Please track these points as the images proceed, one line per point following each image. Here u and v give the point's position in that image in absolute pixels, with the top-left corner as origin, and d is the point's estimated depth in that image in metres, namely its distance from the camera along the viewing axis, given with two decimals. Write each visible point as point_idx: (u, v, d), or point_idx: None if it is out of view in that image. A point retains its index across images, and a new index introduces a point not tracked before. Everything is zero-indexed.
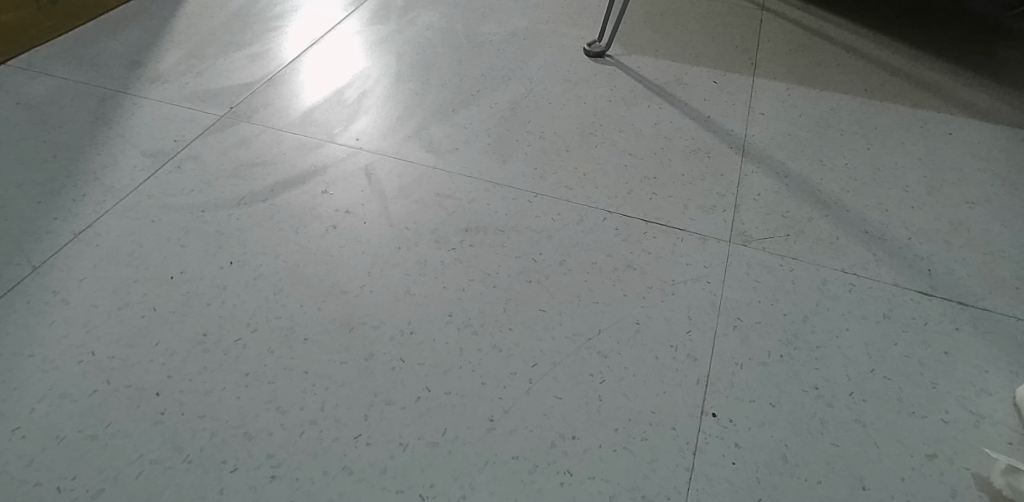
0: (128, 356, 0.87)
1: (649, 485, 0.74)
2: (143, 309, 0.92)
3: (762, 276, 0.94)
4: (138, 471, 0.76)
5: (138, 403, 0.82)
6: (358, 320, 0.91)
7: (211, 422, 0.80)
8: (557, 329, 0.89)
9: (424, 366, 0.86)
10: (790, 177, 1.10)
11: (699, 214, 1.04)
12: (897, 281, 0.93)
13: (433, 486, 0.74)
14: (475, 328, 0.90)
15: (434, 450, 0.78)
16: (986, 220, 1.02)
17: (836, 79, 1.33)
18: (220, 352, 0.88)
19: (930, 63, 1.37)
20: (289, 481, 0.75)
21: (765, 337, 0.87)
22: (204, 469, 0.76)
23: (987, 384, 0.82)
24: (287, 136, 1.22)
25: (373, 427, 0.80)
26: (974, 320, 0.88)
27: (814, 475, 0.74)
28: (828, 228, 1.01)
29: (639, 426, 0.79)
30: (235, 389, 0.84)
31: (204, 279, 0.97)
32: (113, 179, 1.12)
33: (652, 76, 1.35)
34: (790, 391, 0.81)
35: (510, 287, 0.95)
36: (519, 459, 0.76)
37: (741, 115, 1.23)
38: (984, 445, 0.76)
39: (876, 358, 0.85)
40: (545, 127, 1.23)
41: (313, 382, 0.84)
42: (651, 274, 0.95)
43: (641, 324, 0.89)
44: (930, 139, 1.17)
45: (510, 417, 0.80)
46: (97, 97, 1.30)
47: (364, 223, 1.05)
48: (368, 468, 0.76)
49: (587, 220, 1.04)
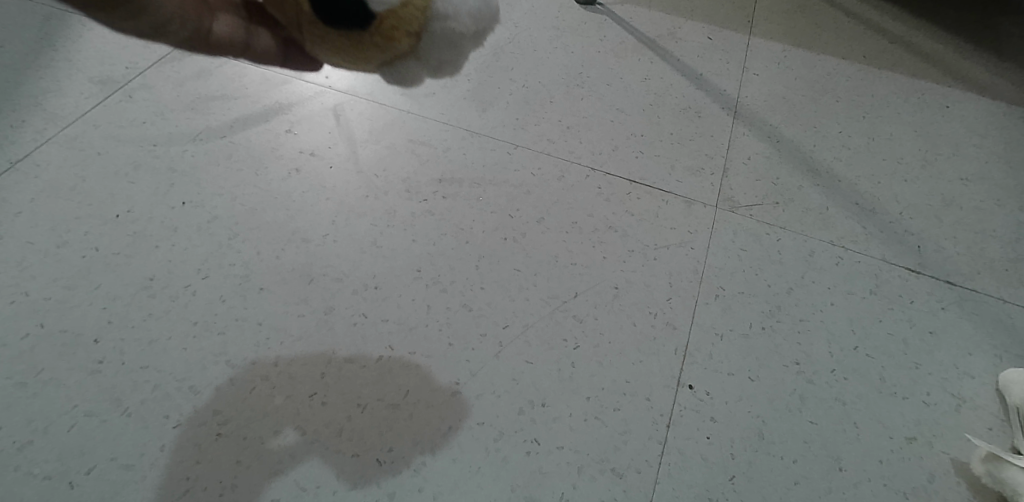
0: (64, 298, 0.80)
1: (619, 457, 0.71)
2: (84, 249, 0.84)
3: (748, 244, 0.90)
4: (71, 423, 0.71)
5: (73, 349, 0.76)
6: (318, 272, 0.85)
7: (153, 373, 0.75)
8: (532, 291, 0.84)
9: (388, 322, 0.80)
10: (782, 142, 1.05)
11: (686, 176, 0.99)
12: (885, 256, 0.90)
13: (391, 451, 0.71)
14: (445, 286, 0.84)
15: (395, 412, 0.73)
16: (979, 198, 0.98)
17: (835, 43, 1.25)
18: (168, 299, 0.81)
19: (932, 30, 1.29)
20: (236, 440, 0.71)
21: (748, 308, 0.83)
22: (143, 424, 0.71)
23: (970, 367, 0.80)
24: (251, 69, 1.11)
25: (331, 386, 0.75)
26: (961, 300, 0.86)
27: (790, 453, 0.72)
28: (818, 199, 0.97)
29: (612, 396, 0.75)
30: (182, 339, 0.77)
31: (152, 220, 0.88)
32: (55, 105, 1.02)
33: (644, 28, 1.25)
34: (770, 365, 0.78)
35: (482, 243, 0.89)
36: (485, 425, 0.73)
37: (735, 74, 1.16)
38: (964, 430, 0.75)
39: (860, 335, 0.82)
40: (529, 75, 1.14)
41: (268, 335, 0.78)
42: (632, 237, 0.90)
43: (620, 289, 0.84)
44: (928, 111, 1.12)
45: (478, 381, 0.76)
46: (42, 16, 1.17)
47: (329, 168, 0.97)
48: (323, 430, 0.72)
49: (569, 177, 0.97)
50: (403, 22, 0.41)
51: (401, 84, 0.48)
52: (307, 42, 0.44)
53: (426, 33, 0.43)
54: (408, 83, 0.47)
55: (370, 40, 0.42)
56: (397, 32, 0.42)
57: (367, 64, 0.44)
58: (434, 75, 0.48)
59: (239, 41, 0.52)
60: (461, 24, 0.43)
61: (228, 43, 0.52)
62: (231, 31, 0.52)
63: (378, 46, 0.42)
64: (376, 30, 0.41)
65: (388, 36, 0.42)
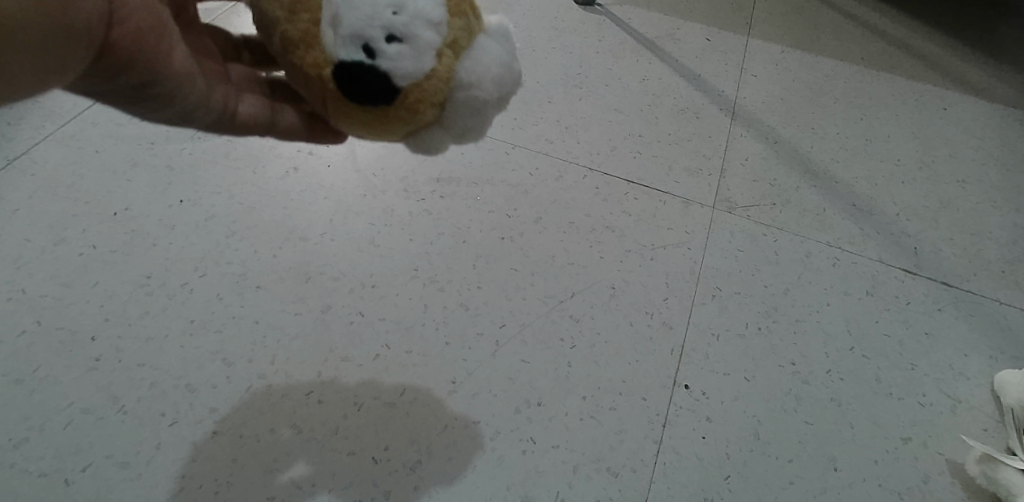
0: (62, 295, 0.80)
1: (615, 457, 0.71)
2: (82, 246, 0.84)
3: (744, 245, 0.90)
4: (67, 420, 0.71)
5: (70, 347, 0.76)
6: (315, 270, 0.85)
7: (149, 371, 0.75)
8: (528, 290, 0.84)
9: (384, 321, 0.80)
10: (780, 143, 1.05)
11: (684, 177, 0.99)
12: (881, 257, 0.90)
13: (387, 449, 0.71)
14: (442, 285, 0.84)
15: (391, 411, 0.73)
16: (976, 200, 0.98)
17: (833, 45, 1.25)
18: (165, 297, 0.81)
19: (930, 32, 1.29)
20: (232, 438, 0.71)
21: (744, 308, 0.83)
22: (140, 421, 0.71)
23: (966, 368, 0.80)
24: None
25: (328, 384, 0.75)
26: (957, 301, 0.86)
27: (785, 453, 0.72)
28: (815, 200, 0.97)
29: (608, 395, 0.75)
30: (178, 337, 0.78)
31: (150, 218, 0.88)
32: (52, 100, 1.01)
33: (642, 28, 1.25)
34: (766, 365, 0.78)
35: (480, 243, 0.89)
36: (481, 424, 0.73)
37: (733, 75, 1.16)
38: (959, 431, 0.75)
39: (856, 336, 0.82)
40: (527, 75, 1.14)
41: (265, 333, 0.79)
42: (630, 237, 0.90)
43: (616, 289, 0.85)
44: (925, 113, 1.12)
45: (474, 380, 0.76)
46: None
47: (327, 166, 0.96)
48: (319, 428, 0.72)
49: (567, 177, 0.98)
50: (427, 94, 0.37)
51: (425, 153, 0.43)
52: (331, 117, 0.40)
53: (451, 104, 0.38)
54: (433, 153, 0.43)
55: (394, 114, 0.37)
56: (421, 105, 0.37)
57: (392, 138, 0.40)
58: (460, 142, 0.43)
59: (265, 122, 0.47)
60: (484, 90, 0.38)
61: (253, 125, 0.46)
62: (257, 112, 0.46)
63: (402, 119, 0.38)
64: (399, 104, 0.37)
65: (411, 109, 0.37)
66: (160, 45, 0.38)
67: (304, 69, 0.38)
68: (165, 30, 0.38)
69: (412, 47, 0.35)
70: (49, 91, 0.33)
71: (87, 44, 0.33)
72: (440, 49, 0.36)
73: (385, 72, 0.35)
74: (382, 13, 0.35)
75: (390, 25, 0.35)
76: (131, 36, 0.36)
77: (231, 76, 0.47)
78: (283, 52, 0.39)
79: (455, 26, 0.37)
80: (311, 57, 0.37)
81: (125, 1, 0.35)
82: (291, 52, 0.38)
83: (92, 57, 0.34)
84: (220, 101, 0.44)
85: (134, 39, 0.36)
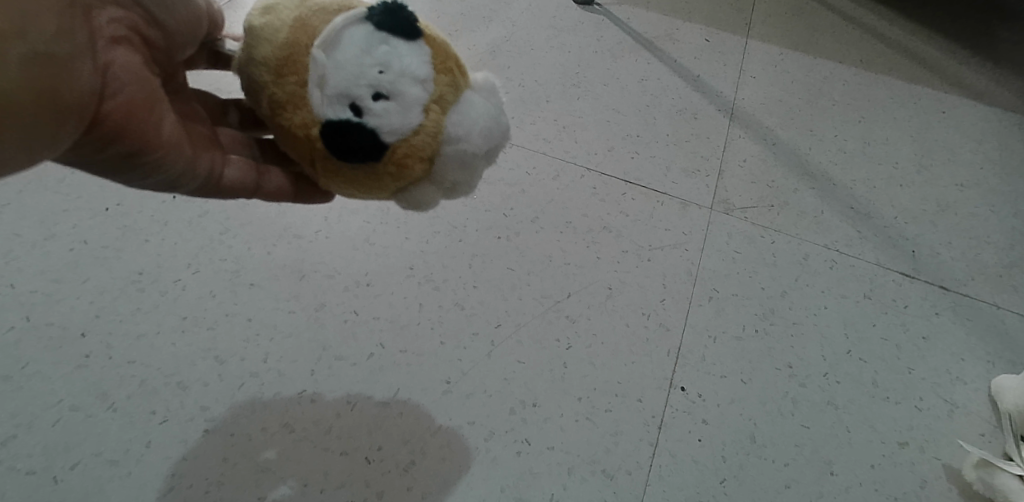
0: (52, 291, 0.79)
1: (611, 459, 0.71)
2: (73, 241, 0.83)
3: (742, 247, 0.89)
4: (55, 418, 0.70)
5: (60, 343, 0.75)
6: (310, 268, 0.84)
7: (140, 369, 0.74)
8: (525, 290, 0.83)
9: (379, 320, 0.80)
10: (778, 144, 1.05)
11: (682, 178, 0.98)
12: (879, 260, 0.90)
13: (380, 450, 0.70)
14: (437, 284, 0.83)
15: (385, 411, 0.73)
16: (973, 204, 0.98)
17: (832, 47, 1.25)
18: (157, 294, 0.80)
19: (928, 35, 1.29)
20: (223, 436, 0.70)
21: (741, 310, 0.83)
22: (129, 419, 0.70)
23: (963, 373, 0.79)
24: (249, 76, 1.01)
25: (321, 383, 0.74)
26: (954, 306, 0.85)
27: (782, 457, 0.72)
28: (813, 202, 0.96)
29: (603, 396, 0.75)
30: (170, 334, 0.77)
31: (142, 213, 0.87)
32: None
33: (642, 28, 1.24)
34: (763, 367, 0.78)
35: (476, 242, 0.88)
36: (475, 424, 0.72)
37: (732, 76, 1.16)
38: (956, 436, 0.74)
39: (853, 339, 0.81)
40: (526, 74, 1.13)
41: (257, 331, 0.78)
42: (627, 238, 0.90)
43: (613, 290, 0.84)
44: (923, 116, 1.11)
45: (469, 380, 0.75)
46: None
47: None
48: (311, 427, 0.71)
49: (564, 177, 0.97)
50: (415, 149, 0.42)
51: (412, 207, 0.48)
52: (317, 175, 0.45)
53: (439, 158, 0.43)
54: (422, 206, 0.48)
55: (383, 170, 0.43)
56: (410, 159, 0.42)
57: (380, 193, 0.45)
58: (448, 194, 0.48)
59: (252, 182, 0.51)
60: (472, 144, 0.43)
61: (241, 186, 0.51)
62: (245, 173, 0.51)
63: (391, 175, 0.43)
64: (388, 159, 0.42)
65: (400, 164, 0.42)
66: (148, 115, 0.43)
67: (292, 129, 0.43)
68: (153, 102, 0.43)
69: (397, 104, 0.41)
70: (41, 162, 0.38)
71: (75, 120, 0.38)
72: (427, 105, 0.42)
73: (373, 129, 0.41)
74: (369, 75, 0.41)
75: (376, 85, 0.41)
76: (120, 110, 0.41)
77: (220, 139, 0.52)
78: (272, 115, 0.44)
79: (441, 83, 0.43)
80: (299, 119, 0.42)
81: (119, 82, 0.41)
82: (280, 115, 0.43)
83: (81, 128, 0.39)
84: (208, 165, 0.48)
85: (122, 113, 0.41)
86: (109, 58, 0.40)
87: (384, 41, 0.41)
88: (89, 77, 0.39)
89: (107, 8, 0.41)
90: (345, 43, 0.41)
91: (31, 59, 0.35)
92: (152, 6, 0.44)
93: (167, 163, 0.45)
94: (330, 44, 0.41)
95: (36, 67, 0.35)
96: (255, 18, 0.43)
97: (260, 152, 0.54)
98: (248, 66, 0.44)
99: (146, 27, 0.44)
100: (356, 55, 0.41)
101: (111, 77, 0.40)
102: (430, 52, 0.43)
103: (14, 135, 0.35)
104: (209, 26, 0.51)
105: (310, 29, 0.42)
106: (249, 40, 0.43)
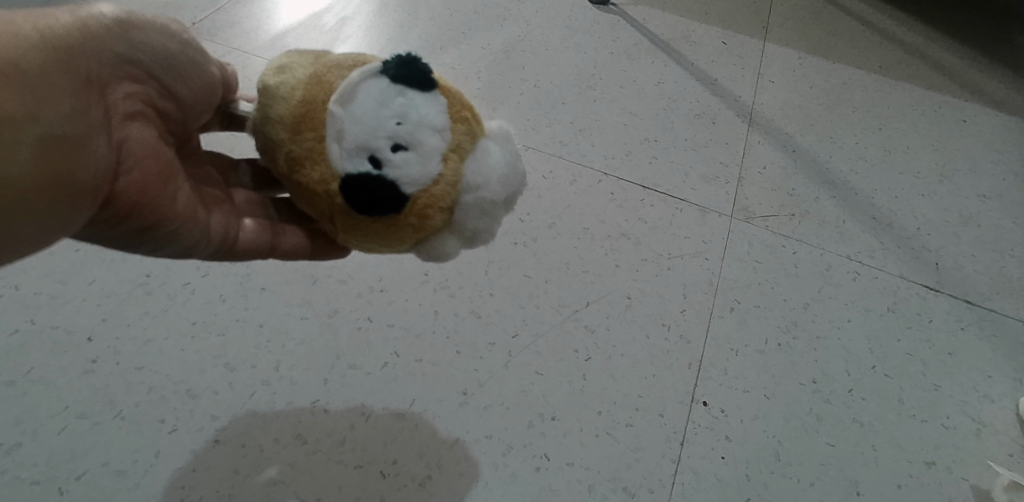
0: (57, 294, 0.77)
1: (632, 476, 0.69)
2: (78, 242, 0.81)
3: (763, 257, 0.88)
4: (61, 426, 0.68)
5: (65, 348, 0.73)
6: (322, 273, 0.82)
7: (149, 375, 0.72)
8: (543, 299, 0.82)
9: (393, 328, 0.78)
10: (798, 151, 1.03)
11: (701, 184, 0.96)
12: (902, 273, 0.88)
13: (395, 463, 0.68)
14: (452, 291, 0.82)
15: (400, 422, 0.71)
16: (996, 215, 0.96)
17: (851, 53, 1.23)
18: (165, 297, 0.78)
19: (946, 42, 1.27)
20: (234, 447, 0.68)
21: (764, 323, 0.81)
22: (137, 429, 0.68)
23: (990, 391, 0.78)
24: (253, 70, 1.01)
25: (333, 393, 0.72)
26: (980, 320, 0.84)
27: (807, 476, 0.70)
28: (834, 212, 0.95)
29: (623, 411, 0.73)
30: (179, 339, 0.75)
31: None
32: None
33: (658, 29, 1.22)
34: (786, 383, 0.76)
35: (492, 248, 0.86)
36: (493, 438, 0.71)
37: (750, 81, 1.14)
38: (985, 457, 0.73)
39: (877, 353, 0.80)
40: (542, 75, 1.10)
41: (269, 338, 0.76)
42: (645, 246, 0.88)
43: (632, 299, 0.82)
44: (944, 124, 1.10)
45: (486, 392, 0.74)
46: None
47: None
48: (324, 439, 0.69)
49: (581, 182, 0.95)
50: (436, 199, 0.40)
51: (433, 258, 0.45)
52: (337, 230, 0.43)
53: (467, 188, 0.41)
54: (443, 258, 0.45)
55: (404, 221, 0.40)
56: (430, 210, 0.40)
57: (401, 245, 0.43)
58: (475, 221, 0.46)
59: (267, 244, 0.51)
60: (491, 192, 0.41)
61: (256, 248, 0.51)
62: (259, 235, 0.50)
63: (413, 226, 0.41)
64: (409, 211, 0.40)
65: (421, 215, 0.40)
66: (162, 188, 0.44)
67: (311, 186, 0.41)
68: (169, 175, 0.45)
69: (417, 153, 0.39)
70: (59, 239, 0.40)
71: (90, 199, 0.40)
72: (446, 154, 0.40)
73: (392, 180, 0.39)
74: (386, 127, 0.39)
75: (394, 137, 0.39)
76: (134, 186, 0.42)
77: (235, 200, 0.51)
78: (289, 173, 0.42)
79: (459, 131, 0.41)
80: (318, 174, 0.40)
81: (134, 160, 0.42)
82: (299, 171, 0.41)
83: (96, 206, 0.41)
84: (222, 230, 0.48)
85: (136, 189, 0.42)
86: (124, 135, 0.42)
87: (400, 93, 0.39)
88: (104, 158, 0.40)
89: (123, 84, 0.42)
90: (362, 96, 0.40)
91: (43, 142, 0.36)
92: (168, 79, 0.45)
93: (181, 232, 0.46)
94: (346, 99, 0.40)
95: (48, 149, 0.37)
96: (268, 77, 0.41)
97: (275, 212, 0.52)
98: (263, 125, 0.42)
99: (162, 101, 0.45)
100: (372, 108, 0.39)
101: (125, 153, 0.42)
102: (445, 101, 0.41)
103: (29, 217, 0.37)
104: (224, 89, 0.50)
105: (326, 84, 0.40)
106: (263, 99, 0.41)
